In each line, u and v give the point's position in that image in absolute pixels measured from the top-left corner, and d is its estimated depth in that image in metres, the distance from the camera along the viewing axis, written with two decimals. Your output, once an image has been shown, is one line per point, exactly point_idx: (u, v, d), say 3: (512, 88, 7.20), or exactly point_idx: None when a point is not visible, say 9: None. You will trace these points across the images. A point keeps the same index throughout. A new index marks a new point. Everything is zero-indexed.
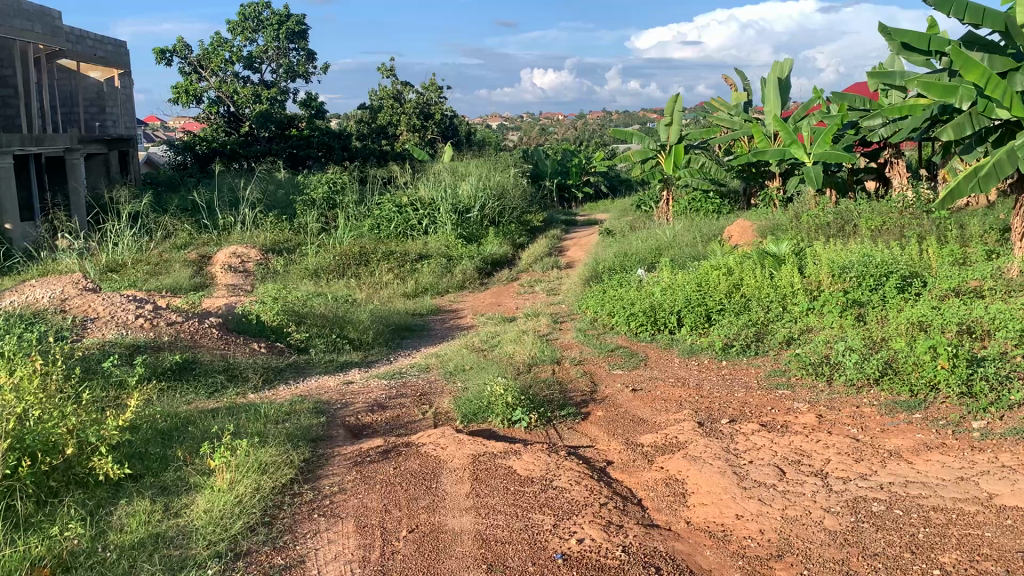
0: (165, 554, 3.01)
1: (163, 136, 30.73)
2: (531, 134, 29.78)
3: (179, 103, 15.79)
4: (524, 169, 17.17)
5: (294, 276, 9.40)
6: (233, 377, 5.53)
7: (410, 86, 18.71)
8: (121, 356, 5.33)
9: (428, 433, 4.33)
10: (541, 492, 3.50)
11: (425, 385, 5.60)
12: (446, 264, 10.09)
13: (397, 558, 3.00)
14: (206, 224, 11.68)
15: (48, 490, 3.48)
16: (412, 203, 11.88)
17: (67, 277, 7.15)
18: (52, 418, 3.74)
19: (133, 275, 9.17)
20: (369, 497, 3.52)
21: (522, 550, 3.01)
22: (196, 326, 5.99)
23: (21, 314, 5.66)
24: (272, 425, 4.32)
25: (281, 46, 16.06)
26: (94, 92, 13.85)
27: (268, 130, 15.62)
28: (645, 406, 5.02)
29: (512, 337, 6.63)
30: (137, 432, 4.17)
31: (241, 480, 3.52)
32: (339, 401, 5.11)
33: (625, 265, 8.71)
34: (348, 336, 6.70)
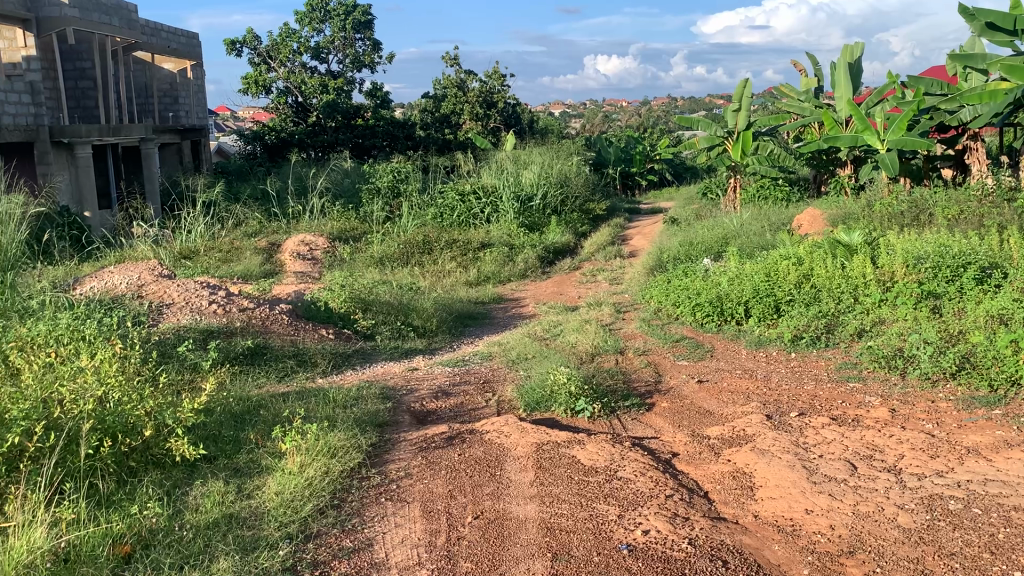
0: (238, 534, 3.09)
1: (233, 125, 31.50)
2: (595, 120, 29.61)
3: (249, 93, 16.13)
4: (587, 157, 17.08)
5: (361, 264, 9.56)
6: (303, 363, 5.65)
7: (475, 75, 18.73)
8: (195, 340, 5.49)
9: (492, 421, 4.36)
10: (607, 482, 3.49)
11: (488, 373, 5.63)
12: (508, 253, 10.11)
13: (462, 545, 3.03)
14: (275, 212, 11.94)
15: (128, 469, 3.63)
16: (474, 191, 11.91)
17: (143, 264, 7.38)
18: (131, 400, 3.87)
19: (206, 261, 9.42)
20: (434, 482, 3.56)
21: (588, 540, 3.01)
22: (267, 313, 6.14)
23: (101, 299, 5.86)
24: (340, 409, 4.40)
25: (348, 36, 16.24)
26: (169, 83, 14.21)
27: (334, 120, 15.86)
28: (712, 398, 4.96)
29: (575, 327, 6.62)
30: (211, 415, 4.30)
31: (311, 463, 3.60)
32: (404, 387, 5.18)
33: (691, 255, 8.62)
34: (413, 324, 6.77)
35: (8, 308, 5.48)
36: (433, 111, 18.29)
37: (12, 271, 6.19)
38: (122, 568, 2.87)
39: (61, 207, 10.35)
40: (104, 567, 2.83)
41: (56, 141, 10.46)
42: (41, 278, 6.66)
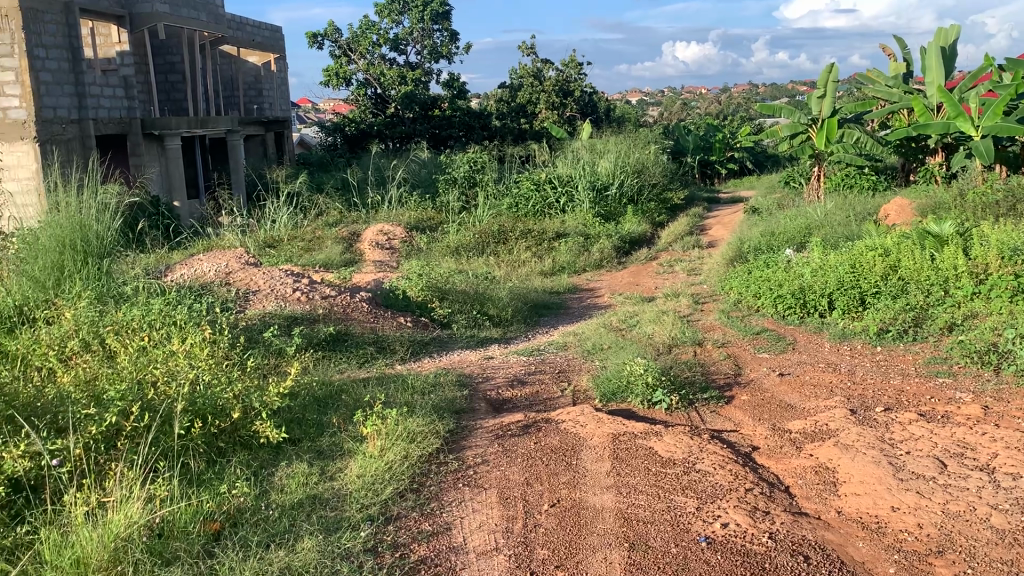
0: (322, 515, 3.19)
1: (315, 117, 32.23)
2: (674, 108, 29.21)
3: (330, 85, 16.47)
4: (665, 145, 16.86)
5: (437, 253, 9.66)
6: (382, 349, 5.76)
7: (551, 64, 18.66)
8: (280, 326, 5.66)
9: (568, 410, 4.37)
10: (684, 474, 3.47)
11: (563, 363, 5.63)
12: (584, 243, 10.08)
13: (539, 532, 3.06)
14: (356, 202, 12.23)
15: (217, 449, 3.77)
16: (550, 180, 11.90)
17: (230, 252, 7.62)
18: (220, 383, 4.01)
19: (289, 250, 9.66)
20: (510, 469, 3.60)
21: (666, 531, 3.00)
22: (348, 300, 6.29)
23: (191, 286, 6.07)
24: (419, 396, 4.47)
25: (426, 27, 16.39)
26: (253, 76, 14.60)
27: (412, 111, 16.05)
28: (793, 391, 4.87)
29: (652, 317, 6.56)
30: (296, 399, 4.42)
31: (390, 448, 3.68)
32: (480, 375, 5.24)
33: (772, 246, 8.46)
34: (489, 312, 6.83)
35: (105, 294, 5.73)
36: (510, 100, 18.27)
37: (108, 257, 6.46)
38: (213, 544, 2.98)
39: (153, 197, 10.76)
40: (195, 543, 2.95)
41: (148, 133, 10.88)
42: (134, 265, 6.94)
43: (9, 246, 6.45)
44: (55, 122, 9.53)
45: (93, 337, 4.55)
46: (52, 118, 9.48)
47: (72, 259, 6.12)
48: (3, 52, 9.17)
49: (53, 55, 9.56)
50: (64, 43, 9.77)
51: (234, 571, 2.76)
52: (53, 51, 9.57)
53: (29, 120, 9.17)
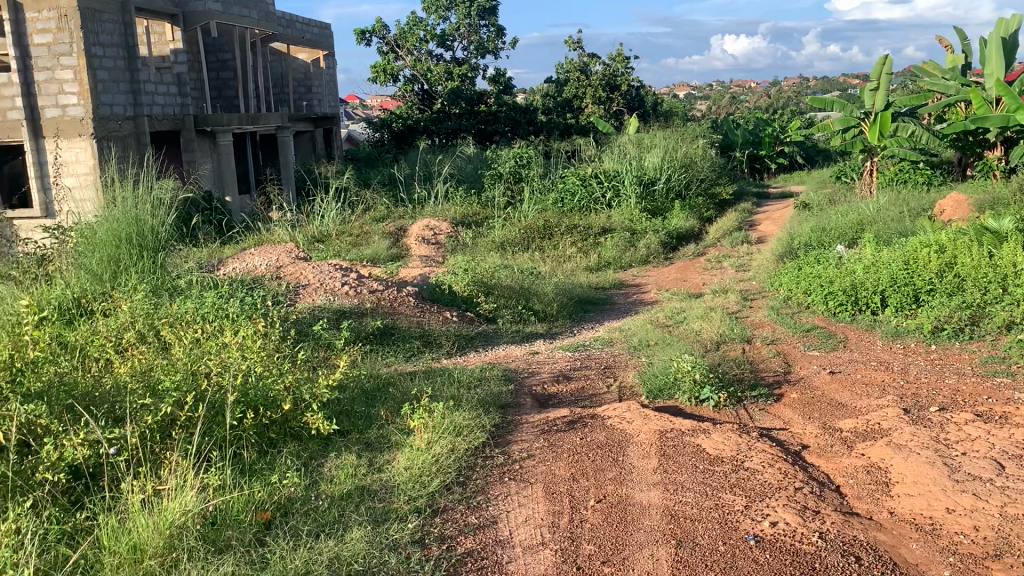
0: (370, 506, 3.23)
1: (362, 114, 32.52)
2: (721, 101, 28.89)
3: (377, 82, 16.62)
4: (713, 139, 16.67)
5: (482, 248, 9.69)
6: (429, 343, 5.80)
7: (598, 58, 18.57)
8: (329, 319, 5.73)
9: (615, 406, 4.35)
10: (733, 472, 3.44)
11: (609, 359, 5.61)
12: (630, 239, 10.03)
13: (585, 527, 3.06)
14: (402, 198, 12.34)
15: (269, 440, 3.84)
16: (596, 174, 11.86)
17: (280, 247, 7.73)
18: (272, 374, 4.09)
19: (337, 245, 9.77)
20: (556, 464, 3.60)
21: (714, 529, 2.98)
22: (395, 294, 6.34)
23: (242, 279, 6.17)
24: (465, 390, 4.50)
25: (472, 23, 16.43)
26: (303, 72, 14.77)
27: (458, 107, 16.13)
28: (845, 390, 4.79)
29: (700, 313, 6.51)
30: (344, 391, 4.48)
31: (437, 440, 3.71)
32: (525, 370, 5.25)
33: (824, 241, 8.32)
34: (534, 308, 6.84)
35: (160, 287, 5.86)
36: (556, 95, 18.23)
37: (163, 250, 6.60)
38: (264, 533, 3.04)
39: (205, 192, 10.97)
40: (247, 531, 3.02)
41: (201, 130, 11.10)
42: (187, 258, 7.08)
43: (68, 241, 6.64)
44: (111, 118, 9.77)
45: (148, 329, 4.66)
46: (109, 114, 9.72)
47: (127, 252, 6.26)
48: (61, 50, 9.40)
49: (109, 54, 9.79)
50: (120, 41, 9.99)
51: (285, 559, 2.81)
52: (110, 49, 9.79)
53: (87, 117, 9.42)
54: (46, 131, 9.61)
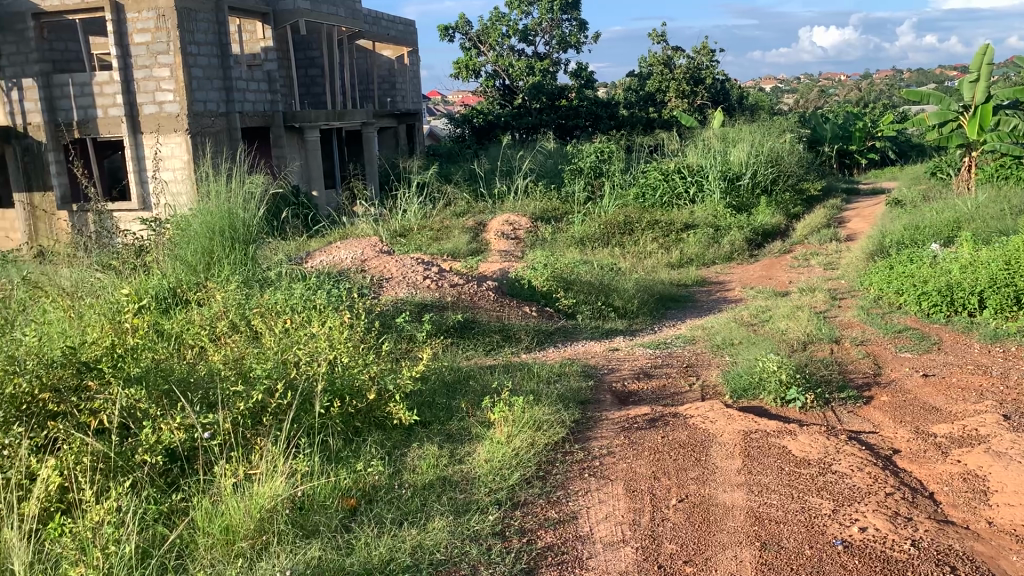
0: (451, 497, 3.27)
1: (444, 109, 32.80)
2: (810, 95, 28.13)
3: (459, 78, 16.79)
4: (801, 134, 16.25)
5: (562, 243, 9.69)
6: (508, 338, 5.84)
7: (682, 52, 18.31)
8: (411, 312, 5.82)
9: (697, 405, 4.30)
10: (820, 475, 3.35)
11: (691, 357, 5.54)
12: (714, 235, 9.89)
13: (667, 526, 3.03)
14: (483, 193, 12.43)
15: (354, 429, 3.93)
16: (679, 169, 11.71)
17: (364, 240, 7.89)
18: (357, 364, 4.18)
19: (418, 239, 9.89)
20: (637, 462, 3.57)
21: (799, 532, 2.92)
22: (476, 289, 6.40)
23: (329, 272, 6.32)
24: (545, 384, 4.51)
25: (555, 17, 16.39)
26: (387, 69, 15.00)
27: (539, 102, 16.15)
28: (938, 394, 4.62)
29: (786, 312, 6.37)
30: (426, 382, 4.54)
31: (517, 434, 3.73)
32: (605, 366, 5.23)
33: (917, 240, 8.03)
34: (614, 304, 6.80)
35: (251, 279, 6.06)
36: (638, 89, 18.05)
37: (254, 243, 6.81)
38: (349, 519, 3.13)
39: (293, 187, 11.28)
40: (334, 518, 3.10)
41: (290, 126, 11.41)
42: (277, 250, 7.29)
43: (165, 233, 6.91)
44: (205, 115, 10.12)
45: (239, 319, 4.82)
46: (203, 111, 10.08)
47: (220, 245, 6.49)
48: (159, 49, 9.78)
49: (204, 52, 10.14)
50: (214, 39, 10.35)
51: (370, 546, 2.88)
52: (204, 48, 10.14)
53: (182, 113, 9.79)
54: (144, 127, 10.04)
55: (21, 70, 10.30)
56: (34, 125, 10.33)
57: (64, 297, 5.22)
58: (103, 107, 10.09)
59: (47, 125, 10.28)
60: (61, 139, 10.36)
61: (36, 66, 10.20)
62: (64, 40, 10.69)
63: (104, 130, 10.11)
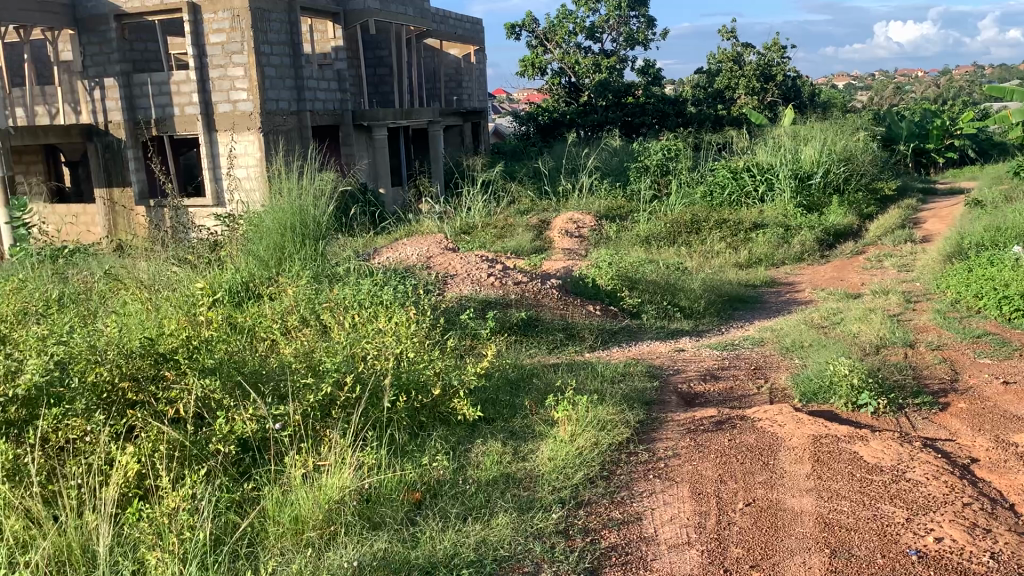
0: (515, 494, 3.28)
1: (510, 106, 32.83)
2: (885, 92, 27.35)
3: (525, 76, 16.84)
4: (875, 132, 15.82)
5: (627, 242, 9.63)
6: (572, 336, 5.83)
7: (752, 48, 17.99)
8: (475, 309, 5.86)
9: (766, 408, 4.23)
10: (892, 483, 3.27)
11: (759, 359, 5.46)
12: (783, 235, 9.71)
13: (733, 530, 2.99)
14: (548, 190, 12.43)
15: (419, 423, 3.98)
16: (748, 168, 11.51)
17: (429, 237, 7.95)
18: (422, 360, 4.23)
19: (483, 236, 9.93)
20: (703, 465, 3.53)
21: (871, 540, 2.85)
22: (540, 287, 6.40)
23: (395, 268, 6.39)
24: (609, 384, 4.50)
25: (623, 14, 16.29)
26: (454, 68, 15.18)
27: (606, 100, 16.09)
28: (1020, 402, 4.45)
29: (858, 315, 6.21)
30: (490, 379, 4.57)
31: (581, 433, 3.73)
32: (671, 367, 5.18)
33: (998, 242, 7.75)
34: (680, 304, 6.72)
35: (320, 274, 6.17)
36: (707, 86, 17.79)
37: (324, 239, 6.92)
38: (415, 513, 3.17)
39: (360, 184, 11.45)
40: (400, 511, 3.14)
41: (358, 124, 11.62)
42: (344, 246, 7.42)
43: (238, 229, 7.09)
44: (277, 113, 10.35)
45: (309, 313, 4.91)
46: (275, 109, 10.31)
47: (291, 240, 6.63)
48: (234, 49, 10.03)
49: (276, 51, 10.37)
50: (286, 39, 10.58)
51: (435, 540, 2.92)
52: (277, 47, 10.37)
53: (255, 112, 10.03)
54: (219, 126, 10.31)
55: (102, 70, 10.67)
56: (115, 123, 10.69)
57: (143, 290, 5.40)
58: (180, 105, 10.39)
59: (127, 123, 10.63)
60: (140, 137, 10.70)
61: (117, 66, 10.55)
62: (143, 40, 11.04)
63: (180, 128, 10.42)
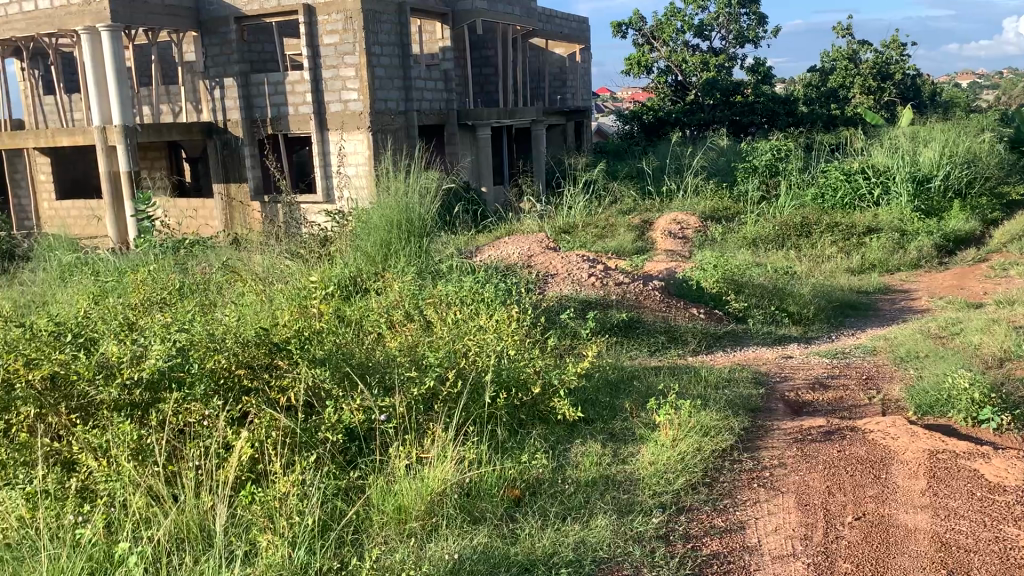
0: (615, 496, 3.27)
1: (615, 105, 32.63)
2: (1014, 91, 25.83)
3: (631, 74, 16.72)
4: (1002, 133, 14.98)
5: (733, 244, 9.44)
6: (674, 339, 5.75)
7: (869, 45, 17.33)
8: (576, 309, 5.86)
9: (878, 420, 4.07)
10: (1016, 505, 3.10)
11: (871, 368, 5.26)
12: (899, 240, 9.31)
13: (841, 544, 2.90)
14: (651, 191, 12.30)
15: (519, 421, 4.01)
16: (863, 169, 11.08)
17: (531, 236, 7.99)
18: (523, 359, 4.25)
19: (584, 236, 9.89)
20: (811, 476, 3.43)
21: (992, 563, 2.72)
22: (642, 288, 6.35)
23: (498, 266, 6.45)
24: (712, 389, 4.42)
25: (733, 12, 15.96)
26: (559, 67, 15.23)
27: (713, 98, 15.80)
28: None
29: (981, 325, 5.89)
30: (591, 380, 4.56)
31: (684, 438, 3.67)
32: (778, 374, 5.04)
33: None
34: (788, 309, 6.54)
35: (424, 270, 6.29)
36: (820, 84, 17.24)
37: (428, 236, 7.05)
38: (514, 510, 3.20)
39: (464, 183, 11.61)
40: (499, 507, 3.18)
41: (463, 124, 11.79)
42: (448, 243, 7.53)
43: (347, 225, 7.32)
44: (386, 113, 10.61)
45: (413, 308, 5.01)
46: (384, 109, 10.56)
47: (397, 237, 6.79)
48: (346, 50, 10.32)
49: (386, 52, 10.62)
50: (396, 40, 10.82)
51: (535, 538, 2.94)
52: (387, 48, 10.62)
53: (366, 112, 10.30)
54: (331, 125, 10.64)
55: (222, 70, 11.16)
56: (233, 121, 11.17)
57: (257, 282, 5.63)
58: (294, 104, 10.76)
59: (244, 121, 11.09)
60: (256, 135, 11.15)
61: (237, 66, 11.02)
62: (261, 41, 11.49)
63: (294, 127, 10.80)
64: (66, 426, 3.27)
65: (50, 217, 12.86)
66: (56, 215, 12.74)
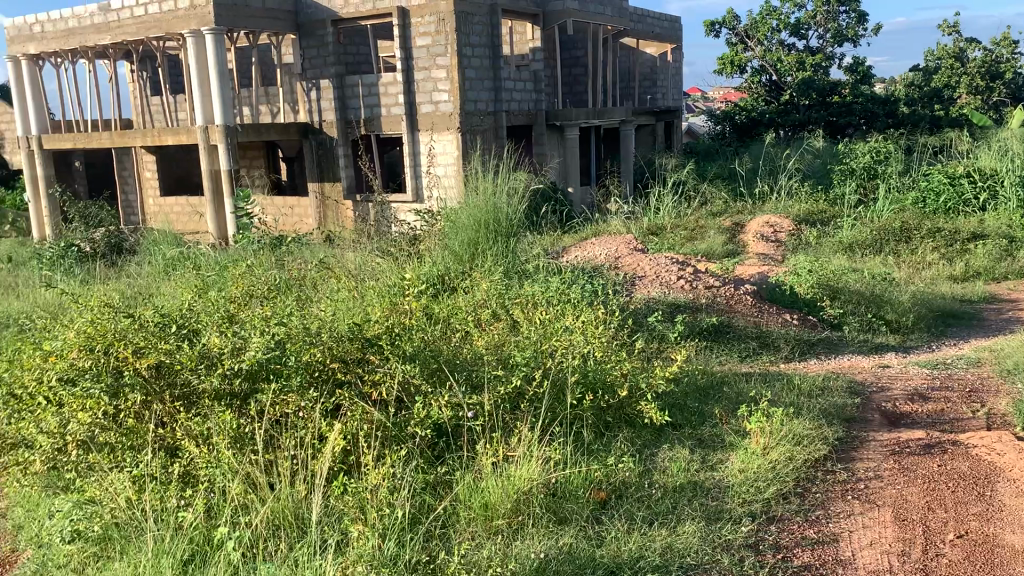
0: (703, 503, 3.23)
1: (704, 104, 32.16)
2: None
3: (723, 73, 16.44)
4: None
5: (828, 249, 9.18)
6: (765, 345, 5.63)
7: (977, 43, 16.60)
8: (664, 313, 5.82)
9: (982, 434, 3.90)
10: None
11: (974, 381, 5.04)
12: (1007, 247, 8.87)
13: (942, 562, 2.80)
14: (743, 193, 12.08)
15: (605, 423, 4.02)
16: (968, 173, 10.61)
17: (619, 237, 7.96)
18: (610, 360, 4.22)
19: (673, 238, 9.77)
20: (909, 490, 3.32)
21: None
22: (733, 292, 6.25)
23: (585, 267, 6.44)
24: (806, 398, 4.31)
25: (831, 10, 15.55)
26: (649, 67, 15.09)
27: (809, 98, 15.42)
28: None
29: None
30: (679, 384, 4.51)
31: (775, 447, 3.60)
32: (875, 384, 4.88)
33: None
34: (886, 317, 6.33)
35: (511, 271, 6.33)
36: (923, 84, 16.61)
37: (516, 236, 7.09)
38: (600, 512, 3.20)
39: (551, 183, 11.65)
40: (585, 508, 3.18)
41: (552, 124, 11.82)
42: (536, 243, 7.56)
43: (436, 224, 7.43)
44: (475, 114, 10.72)
45: (500, 307, 5.04)
46: (474, 110, 10.68)
47: (485, 236, 6.85)
48: (438, 52, 10.47)
49: (477, 53, 10.72)
50: (487, 41, 10.91)
51: (622, 541, 2.94)
52: (478, 49, 10.73)
53: (456, 112, 10.44)
54: (423, 126, 10.82)
55: (319, 72, 11.46)
56: (328, 121, 11.45)
57: (350, 279, 5.75)
58: (387, 106, 10.97)
59: (339, 122, 11.36)
60: (350, 135, 11.43)
61: (333, 68, 11.30)
62: (356, 43, 11.76)
63: (387, 127, 11.02)
64: (170, 414, 3.40)
65: (156, 212, 13.44)
66: (160, 210, 13.32)
